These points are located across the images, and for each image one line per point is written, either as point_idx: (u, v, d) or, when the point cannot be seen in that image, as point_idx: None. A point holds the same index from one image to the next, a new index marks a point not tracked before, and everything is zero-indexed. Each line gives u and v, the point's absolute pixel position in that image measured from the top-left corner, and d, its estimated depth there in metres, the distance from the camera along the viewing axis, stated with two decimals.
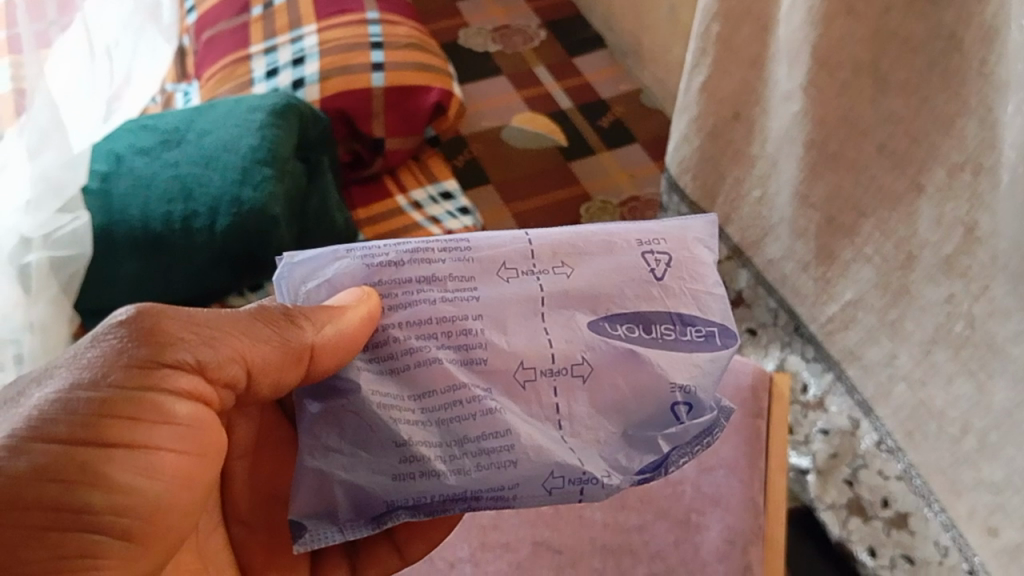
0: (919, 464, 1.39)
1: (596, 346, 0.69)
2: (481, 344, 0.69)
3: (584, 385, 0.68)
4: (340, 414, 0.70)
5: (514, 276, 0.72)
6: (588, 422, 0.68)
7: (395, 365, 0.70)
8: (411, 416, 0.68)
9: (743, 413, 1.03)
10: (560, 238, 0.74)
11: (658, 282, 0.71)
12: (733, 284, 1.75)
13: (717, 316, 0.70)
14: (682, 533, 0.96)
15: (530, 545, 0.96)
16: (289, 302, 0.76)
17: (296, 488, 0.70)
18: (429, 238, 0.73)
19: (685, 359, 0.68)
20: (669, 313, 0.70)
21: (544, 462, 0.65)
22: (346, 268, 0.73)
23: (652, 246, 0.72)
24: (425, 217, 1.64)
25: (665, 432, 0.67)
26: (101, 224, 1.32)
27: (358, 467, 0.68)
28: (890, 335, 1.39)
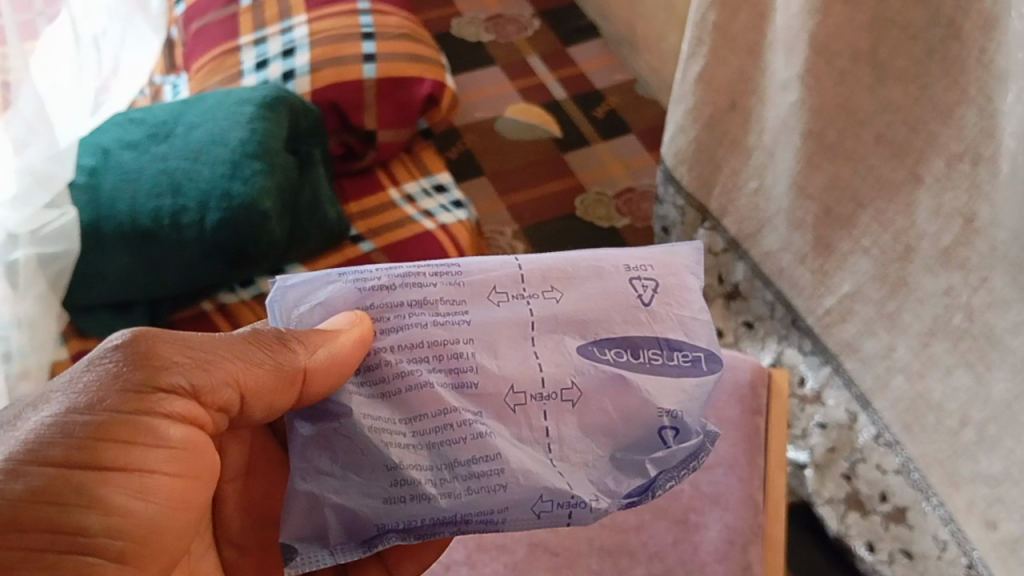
0: (917, 457, 1.37)
1: (585, 371, 0.67)
2: (472, 367, 0.67)
3: (573, 409, 0.67)
4: (331, 438, 0.68)
5: (505, 300, 0.70)
6: (577, 446, 0.66)
7: (387, 389, 0.68)
8: (403, 440, 0.66)
9: (742, 409, 0.98)
10: (549, 262, 0.72)
11: (646, 307, 0.69)
12: (730, 277, 1.75)
13: (704, 342, 0.69)
14: (681, 533, 0.89)
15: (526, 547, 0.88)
16: (282, 325, 0.73)
17: (287, 511, 0.67)
18: (420, 262, 0.72)
19: (672, 384, 0.67)
20: (656, 337, 0.68)
21: (534, 486, 0.64)
22: (338, 291, 0.71)
23: (640, 271, 0.71)
24: (418, 211, 1.61)
25: (653, 456, 0.66)
26: (89, 219, 1.30)
27: (350, 489, 0.66)
28: (886, 327, 1.38)
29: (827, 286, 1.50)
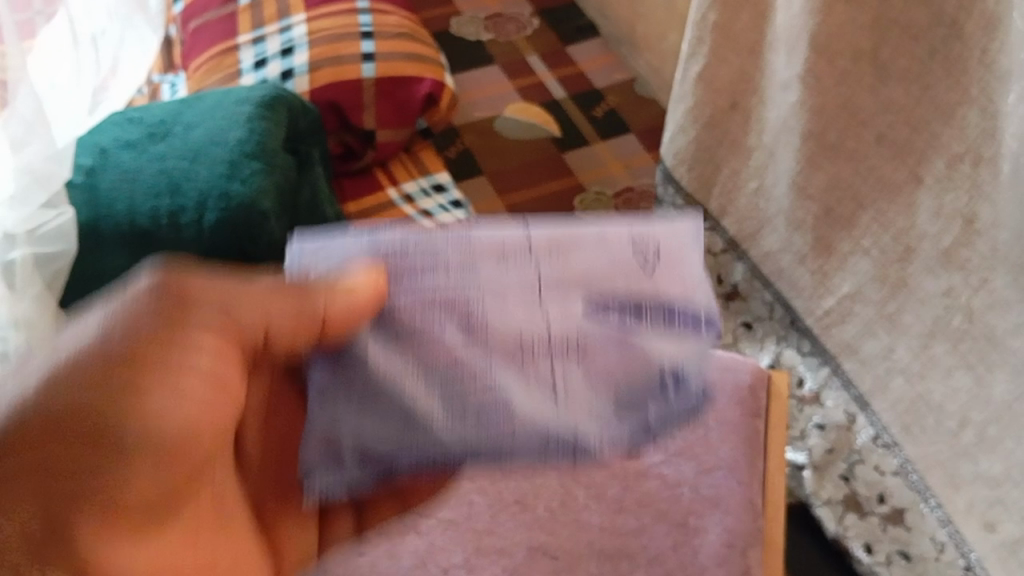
0: (916, 459, 1.38)
1: (586, 320, 0.74)
2: (485, 314, 0.74)
3: (579, 355, 0.72)
4: (349, 373, 0.72)
5: (513, 263, 0.78)
6: (580, 387, 0.71)
7: (404, 331, 0.73)
8: (420, 372, 0.71)
9: (742, 413, 0.97)
10: (551, 235, 0.81)
11: (642, 270, 0.77)
12: (729, 278, 1.73)
13: (701, 302, 0.76)
14: (681, 536, 0.87)
15: (526, 549, 0.86)
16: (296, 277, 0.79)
17: (305, 443, 0.71)
18: (434, 233, 0.82)
19: (665, 335, 0.73)
20: (660, 303, 0.75)
21: (539, 421, 0.69)
22: (362, 255, 0.79)
23: (637, 244, 0.79)
24: (417, 211, 1.61)
25: (652, 396, 0.72)
26: (87, 219, 1.30)
27: (366, 420, 0.70)
28: (886, 328, 1.38)
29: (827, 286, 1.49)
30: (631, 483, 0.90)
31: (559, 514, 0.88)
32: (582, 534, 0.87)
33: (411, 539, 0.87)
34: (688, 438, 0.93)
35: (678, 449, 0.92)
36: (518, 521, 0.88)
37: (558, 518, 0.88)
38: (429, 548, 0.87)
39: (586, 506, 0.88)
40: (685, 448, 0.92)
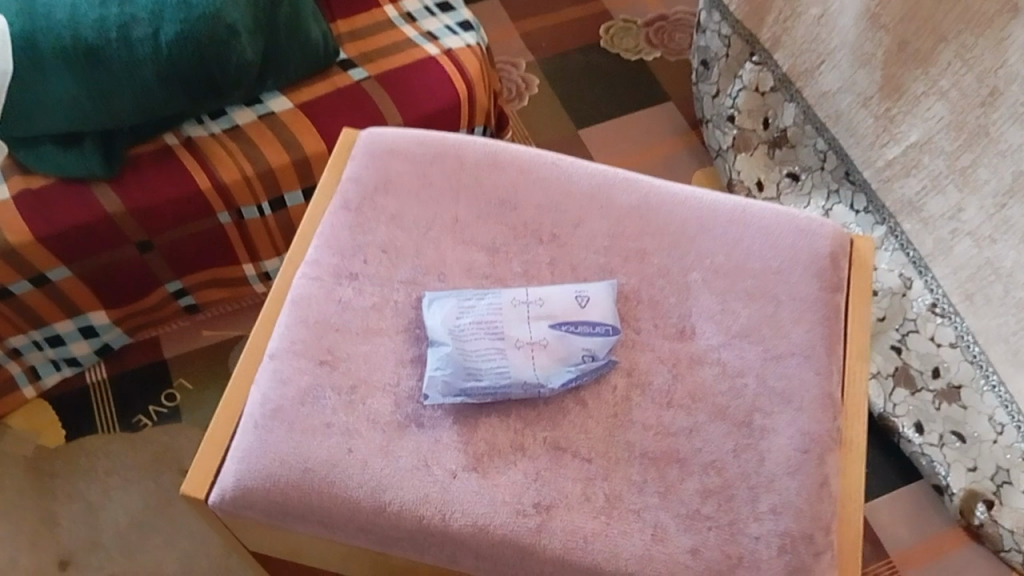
0: (977, 331, 1.13)
1: (566, 164, 0.84)
2: (460, 154, 0.84)
3: (545, 198, 0.81)
4: (364, 207, 0.81)
5: (481, 165, 0.83)
6: (543, 185, 0.82)
7: (393, 218, 0.80)
8: (395, 232, 0.79)
9: (822, 286, 0.79)
10: (524, 158, 0.84)
11: (619, 176, 0.83)
12: (777, 123, 1.43)
13: (638, 196, 0.82)
14: (744, 439, 0.70)
15: (549, 451, 0.69)
16: (352, 192, 0.82)
17: (336, 227, 0.80)
18: (410, 182, 0.82)
19: (620, 179, 0.83)
20: (618, 188, 0.82)
21: (552, 171, 0.83)
22: (363, 168, 0.83)
23: (613, 177, 0.83)
24: (420, 34, 1.31)
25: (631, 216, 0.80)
26: (22, 33, 1.04)
27: (387, 224, 0.80)
28: (957, 184, 1.11)
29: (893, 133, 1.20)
30: (682, 371, 0.73)
31: (592, 407, 0.71)
32: (620, 434, 0.70)
33: (410, 434, 0.69)
34: (752, 314, 0.76)
35: (740, 329, 0.75)
36: (541, 417, 0.70)
37: (589, 412, 0.71)
38: (431, 444, 0.69)
39: (628, 398, 0.72)
40: (745, 330, 0.75)
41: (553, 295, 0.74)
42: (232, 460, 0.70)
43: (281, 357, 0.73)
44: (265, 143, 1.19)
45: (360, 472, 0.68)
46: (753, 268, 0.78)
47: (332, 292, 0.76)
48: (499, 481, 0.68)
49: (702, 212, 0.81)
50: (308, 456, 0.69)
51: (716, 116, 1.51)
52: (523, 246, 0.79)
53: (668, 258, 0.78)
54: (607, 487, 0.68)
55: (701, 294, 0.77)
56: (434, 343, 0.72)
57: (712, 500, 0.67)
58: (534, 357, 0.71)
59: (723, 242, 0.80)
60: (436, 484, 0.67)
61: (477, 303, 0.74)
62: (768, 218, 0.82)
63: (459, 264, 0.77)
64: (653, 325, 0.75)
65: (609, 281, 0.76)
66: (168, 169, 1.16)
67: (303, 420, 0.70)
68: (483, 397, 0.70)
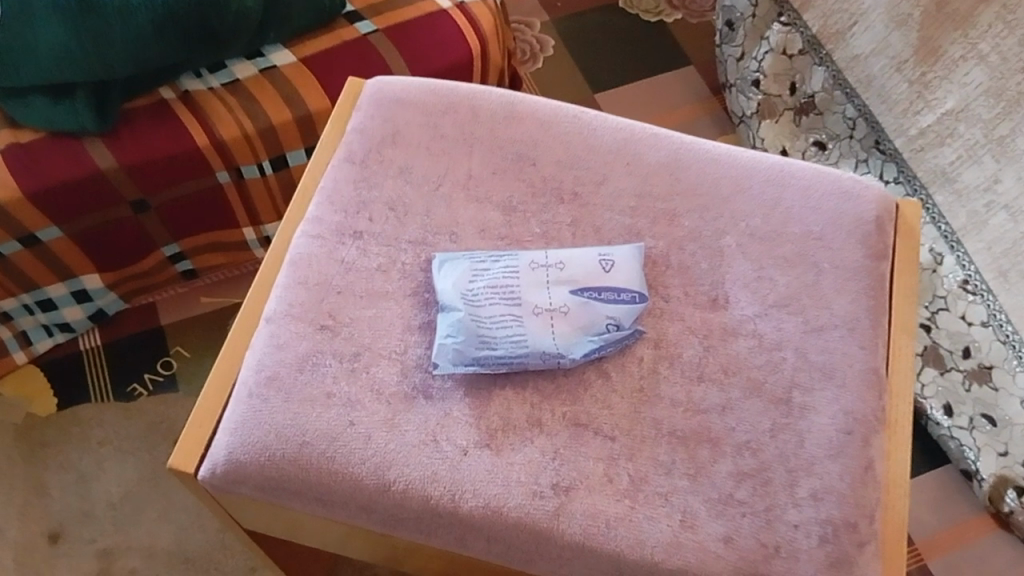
0: (1011, 309, 1.03)
1: (590, 118, 0.77)
2: (474, 105, 0.77)
3: (566, 153, 0.75)
4: (369, 160, 0.74)
5: (498, 116, 0.76)
6: (566, 139, 0.76)
7: (401, 173, 0.74)
8: (403, 188, 0.73)
9: (866, 254, 0.72)
10: (545, 111, 0.77)
11: (648, 132, 0.77)
12: (805, 87, 1.30)
13: (667, 152, 0.75)
14: (781, 418, 0.64)
15: (569, 428, 0.63)
16: (357, 144, 0.75)
17: (338, 181, 0.73)
18: (419, 133, 0.76)
19: (648, 135, 0.76)
20: (647, 145, 0.76)
21: (575, 126, 0.76)
22: (368, 119, 0.77)
23: (642, 133, 0.76)
24: None
25: (660, 174, 0.74)
26: None
27: (394, 178, 0.73)
28: (994, 154, 1.01)
29: (928, 98, 1.09)
30: (715, 343, 0.67)
31: (615, 381, 0.65)
32: (646, 410, 0.64)
33: (417, 407, 0.63)
34: (791, 283, 0.70)
35: (778, 299, 0.69)
36: (560, 391, 0.64)
37: (612, 385, 0.65)
38: (439, 419, 0.63)
39: (654, 371, 0.65)
40: (782, 300, 0.69)
41: (575, 259, 0.68)
42: (223, 432, 0.65)
43: (279, 321, 0.67)
44: (267, 98, 1.09)
45: (362, 447, 0.62)
46: (792, 233, 0.72)
47: (335, 251, 0.70)
48: (514, 460, 0.62)
49: (737, 171, 0.75)
50: (306, 429, 0.63)
51: (740, 78, 1.38)
52: (542, 205, 0.72)
53: (700, 221, 0.72)
54: (631, 468, 0.62)
55: (736, 260, 0.70)
56: (444, 309, 0.66)
57: (747, 484, 0.62)
58: (553, 324, 0.65)
59: (759, 204, 0.73)
60: (445, 462, 0.62)
61: (492, 265, 0.67)
62: (809, 179, 0.75)
63: (472, 224, 0.71)
64: (683, 293, 0.69)
65: (636, 244, 0.70)
66: (163, 122, 1.07)
67: (301, 390, 0.64)
68: (497, 367, 0.64)
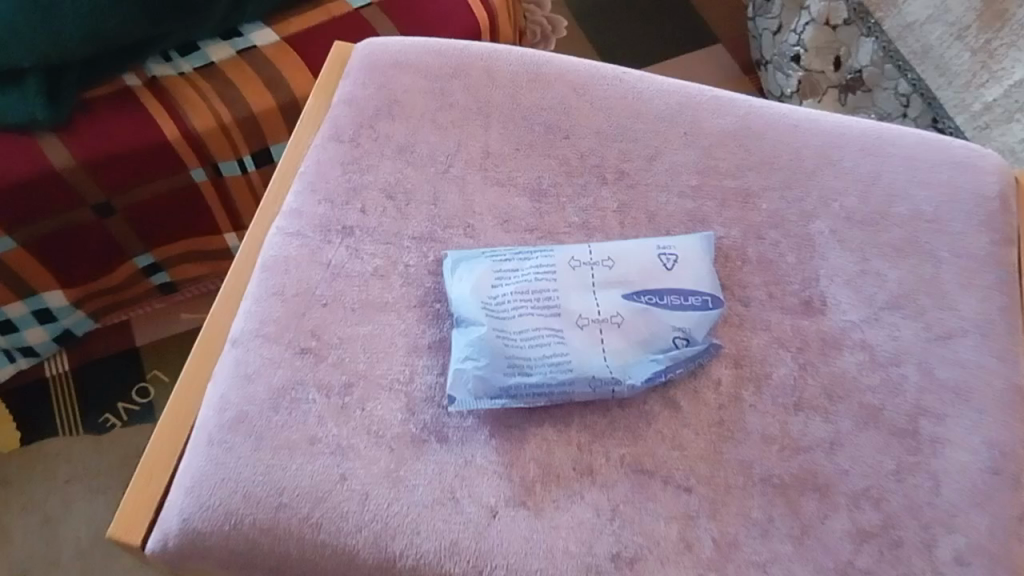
0: None
1: (634, 79, 0.62)
2: (489, 68, 0.62)
3: (606, 122, 0.59)
4: (361, 138, 0.59)
5: (520, 80, 0.61)
6: (605, 103, 0.60)
7: (399, 152, 0.58)
8: (403, 170, 0.58)
9: (994, 238, 0.56)
10: (578, 73, 0.62)
11: (707, 93, 0.61)
12: (850, 62, 1.04)
13: (734, 117, 0.60)
14: (908, 456, 0.49)
15: (629, 478, 0.48)
16: (346, 119, 0.60)
17: (322, 166, 0.58)
18: (424, 103, 0.60)
19: (708, 97, 0.61)
20: (705, 110, 0.60)
21: (616, 90, 0.61)
22: (356, 90, 0.61)
23: (701, 95, 0.61)
24: None
25: (727, 145, 0.59)
26: None
27: (392, 160, 0.58)
28: None
29: (996, 69, 0.85)
30: (814, 359, 0.51)
31: (687, 413, 0.50)
32: (730, 450, 0.49)
33: (428, 454, 0.48)
34: (904, 279, 0.54)
35: (890, 299, 0.54)
36: (615, 427, 0.49)
37: (683, 419, 0.49)
38: (459, 469, 0.48)
39: (737, 399, 0.50)
40: (895, 300, 0.53)
41: (627, 255, 0.53)
42: (177, 492, 0.49)
43: (248, 343, 0.52)
44: (247, 83, 0.89)
45: (357, 510, 0.47)
46: (898, 215, 0.57)
47: (318, 252, 0.55)
48: (560, 523, 0.46)
49: (824, 140, 0.59)
50: (283, 487, 0.48)
51: (780, 53, 1.11)
52: (580, 186, 0.57)
53: (782, 202, 0.57)
54: (714, 530, 0.46)
55: (831, 251, 0.55)
56: (460, 324, 0.51)
57: (871, 547, 0.47)
58: (603, 339, 0.50)
59: (854, 180, 0.58)
60: (469, 528, 0.46)
61: (521, 264, 0.52)
62: (913, 145, 0.59)
63: (492, 213, 0.56)
64: (766, 295, 0.53)
65: (704, 233, 0.54)
66: (127, 112, 0.86)
67: (275, 435, 0.49)
68: (533, 400, 0.49)
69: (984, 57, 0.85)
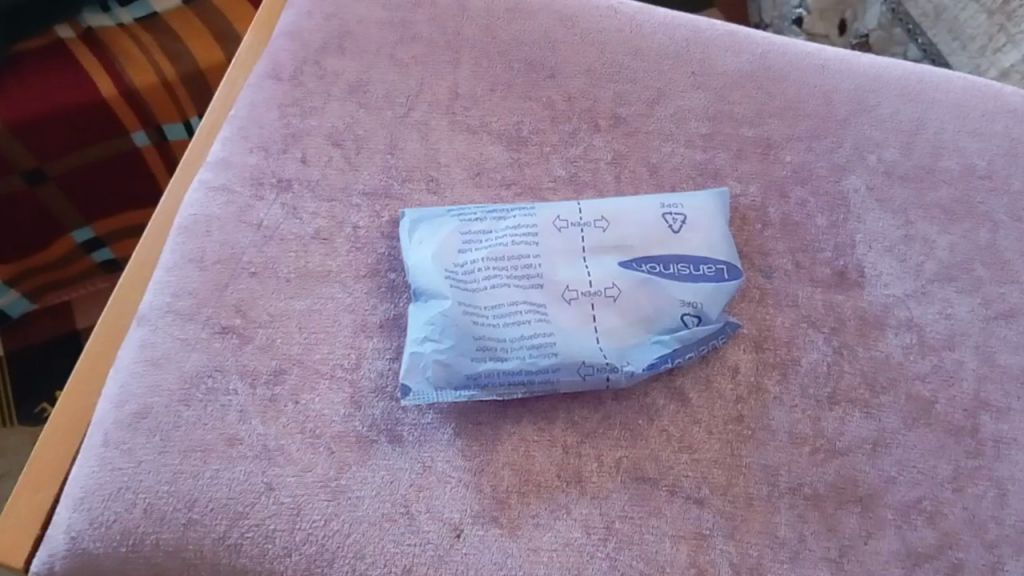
0: None
1: (632, 9, 0.52)
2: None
3: (600, 59, 0.50)
4: (303, 76, 0.49)
5: (497, 11, 0.51)
6: (598, 38, 0.51)
7: (350, 93, 0.48)
8: (353, 113, 0.48)
9: None
10: (565, 3, 0.52)
11: (719, 27, 0.52)
12: (858, 25, 0.78)
13: (750, 55, 0.51)
14: (968, 459, 0.40)
15: (627, 488, 0.38)
16: (288, 53, 0.50)
17: (256, 108, 0.48)
18: (381, 35, 0.51)
19: (720, 31, 0.52)
20: (715, 46, 0.51)
21: (611, 22, 0.51)
22: (299, 20, 0.51)
23: (711, 30, 0.52)
24: None
25: (742, 86, 0.49)
26: None
27: (339, 102, 0.48)
28: None
29: (1016, 33, 0.60)
30: (851, 341, 0.42)
31: (698, 408, 0.40)
32: (751, 453, 0.39)
33: (377, 458, 0.39)
34: (956, 246, 0.45)
35: (939, 270, 0.44)
36: (608, 425, 0.40)
37: (693, 415, 0.40)
38: (415, 477, 0.38)
39: (759, 390, 0.41)
40: (945, 271, 0.44)
41: (625, 214, 0.43)
42: (62, 507, 0.39)
43: (156, 321, 0.42)
44: (196, 37, 0.71)
45: (286, 530, 0.37)
46: (946, 170, 0.47)
47: (247, 211, 0.45)
48: (542, 545, 0.37)
49: (857, 84, 0.50)
50: (193, 500, 0.38)
51: (777, 18, 0.82)
52: (569, 134, 0.47)
53: (809, 153, 0.47)
54: (733, 553, 0.37)
55: (869, 212, 0.46)
56: (419, 298, 0.41)
57: (925, 573, 0.38)
58: (595, 316, 0.40)
59: (893, 129, 0.49)
60: (426, 552, 0.37)
61: (494, 225, 0.42)
62: (958, 91, 0.50)
63: (461, 165, 0.46)
64: (793, 264, 0.44)
65: (717, 188, 0.45)
66: (52, 70, 0.67)
67: (185, 434, 0.39)
68: (508, 391, 0.39)
69: (1003, 18, 0.61)
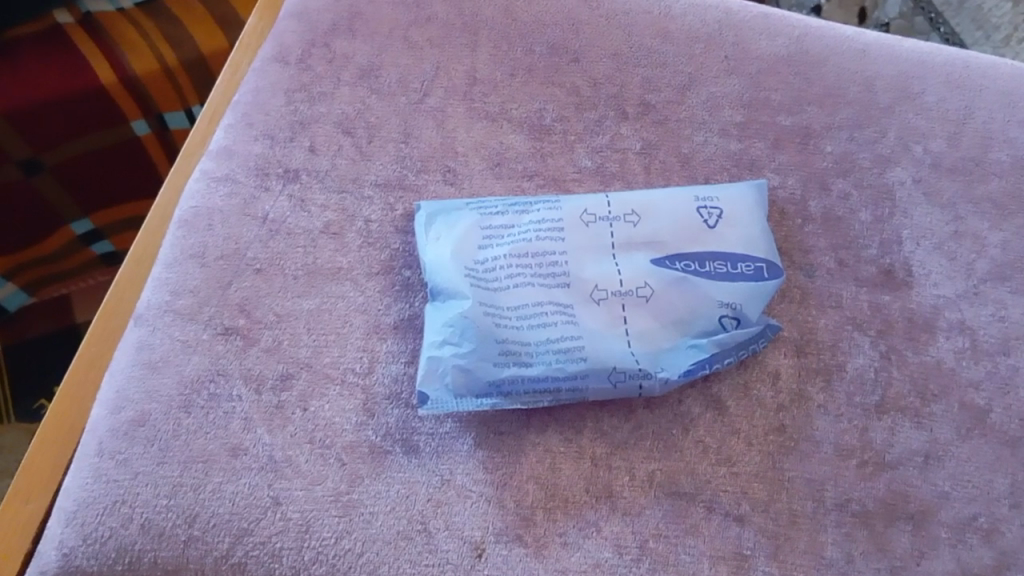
0: None
1: None
2: None
3: (627, 43, 0.47)
4: (311, 60, 0.46)
5: None
6: (625, 20, 0.48)
7: (359, 78, 0.45)
8: (365, 98, 0.45)
9: None
10: None
11: (752, 8, 0.49)
12: (878, 14, 0.71)
13: (785, 38, 0.48)
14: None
15: (662, 504, 0.35)
16: (296, 36, 0.47)
17: (262, 93, 0.45)
18: (392, 16, 0.48)
19: (753, 13, 0.49)
20: (749, 28, 0.48)
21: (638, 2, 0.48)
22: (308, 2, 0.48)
23: (744, 11, 0.49)
24: None
25: (778, 71, 0.46)
26: None
27: (349, 87, 0.45)
28: None
29: None
30: (899, 345, 0.39)
31: (736, 417, 0.37)
32: (794, 466, 0.36)
33: (391, 471, 0.36)
34: (1009, 244, 0.42)
35: (991, 269, 0.42)
36: (639, 435, 0.37)
37: (731, 424, 0.37)
38: (433, 491, 0.35)
39: (802, 398, 0.38)
40: (997, 271, 0.42)
41: (657, 209, 0.40)
42: (54, 520, 0.36)
43: (154, 322, 0.39)
44: (199, 23, 0.69)
45: (294, 548, 0.34)
46: (996, 163, 0.44)
47: (251, 203, 0.42)
48: (570, 565, 0.34)
49: (898, 69, 0.47)
50: (194, 516, 0.35)
51: (792, 7, 0.73)
52: (594, 122, 0.44)
53: (850, 144, 0.44)
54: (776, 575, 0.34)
55: (916, 207, 0.43)
56: (436, 297, 0.38)
57: None
58: (626, 318, 0.37)
59: (939, 119, 0.45)
60: (445, 572, 0.34)
61: (516, 219, 0.40)
62: (1007, 79, 0.47)
63: (480, 154, 0.43)
64: (836, 263, 0.41)
65: (754, 181, 0.42)
66: (50, 55, 0.63)
67: (186, 444, 0.36)
68: (533, 399, 0.36)
69: None
